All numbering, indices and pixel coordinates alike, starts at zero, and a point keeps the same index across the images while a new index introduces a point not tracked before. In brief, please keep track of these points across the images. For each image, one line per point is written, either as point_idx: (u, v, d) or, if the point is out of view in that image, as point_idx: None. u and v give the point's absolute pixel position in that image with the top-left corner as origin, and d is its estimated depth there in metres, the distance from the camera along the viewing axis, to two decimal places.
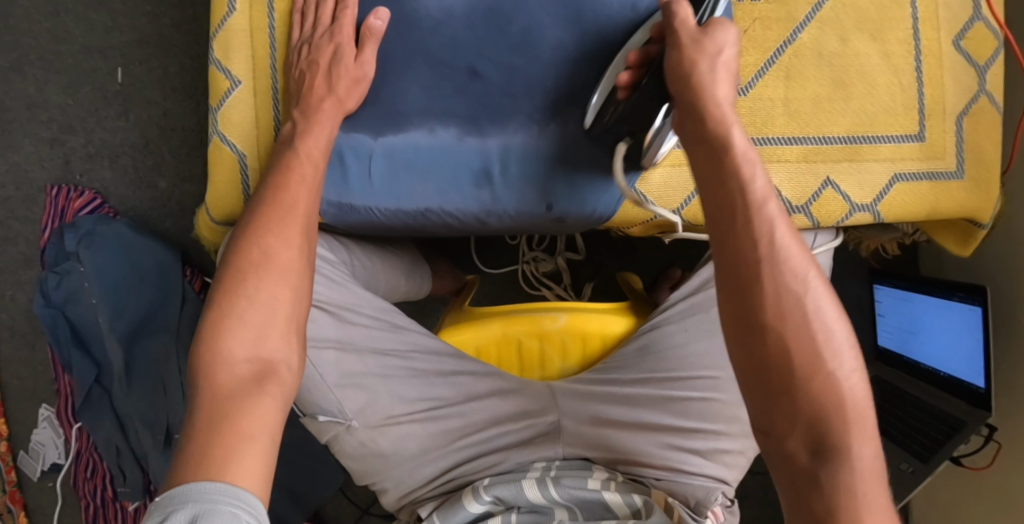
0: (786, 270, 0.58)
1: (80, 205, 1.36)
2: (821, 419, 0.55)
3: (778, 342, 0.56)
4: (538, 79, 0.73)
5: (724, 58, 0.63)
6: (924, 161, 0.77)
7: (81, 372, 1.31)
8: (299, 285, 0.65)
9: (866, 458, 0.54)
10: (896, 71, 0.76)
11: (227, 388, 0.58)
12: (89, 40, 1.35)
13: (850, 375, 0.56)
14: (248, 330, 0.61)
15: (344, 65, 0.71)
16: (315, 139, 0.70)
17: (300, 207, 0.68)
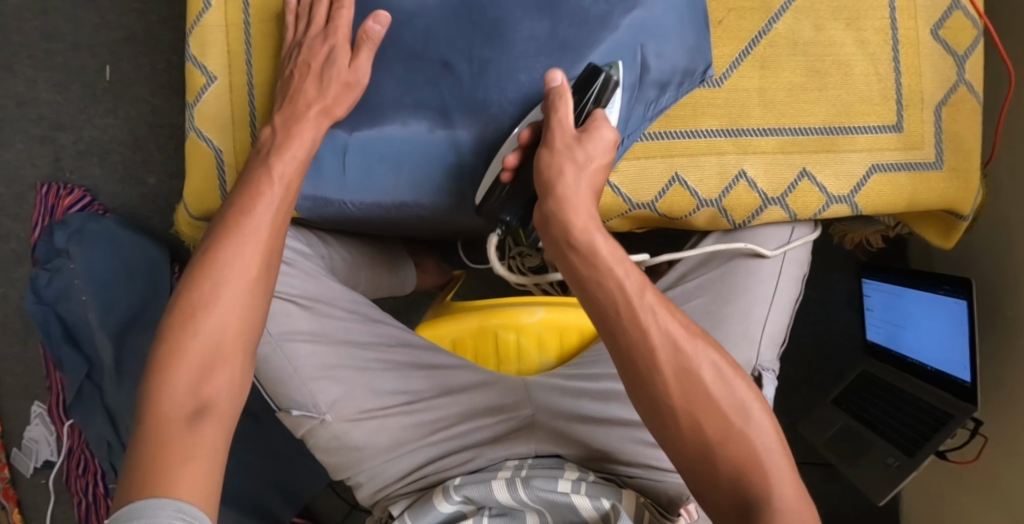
0: (678, 346, 0.58)
1: (69, 204, 1.36)
2: (741, 476, 0.55)
3: (686, 414, 0.57)
4: (509, 70, 0.72)
5: (590, 150, 0.64)
6: (903, 151, 0.76)
7: (73, 367, 1.31)
8: (254, 310, 0.63)
9: (792, 501, 0.54)
10: (872, 60, 0.75)
11: (169, 415, 0.57)
12: (78, 37, 1.36)
13: (758, 427, 0.57)
14: (199, 351, 0.59)
15: (337, 68, 0.71)
16: (292, 151, 0.69)
17: (263, 231, 0.65)
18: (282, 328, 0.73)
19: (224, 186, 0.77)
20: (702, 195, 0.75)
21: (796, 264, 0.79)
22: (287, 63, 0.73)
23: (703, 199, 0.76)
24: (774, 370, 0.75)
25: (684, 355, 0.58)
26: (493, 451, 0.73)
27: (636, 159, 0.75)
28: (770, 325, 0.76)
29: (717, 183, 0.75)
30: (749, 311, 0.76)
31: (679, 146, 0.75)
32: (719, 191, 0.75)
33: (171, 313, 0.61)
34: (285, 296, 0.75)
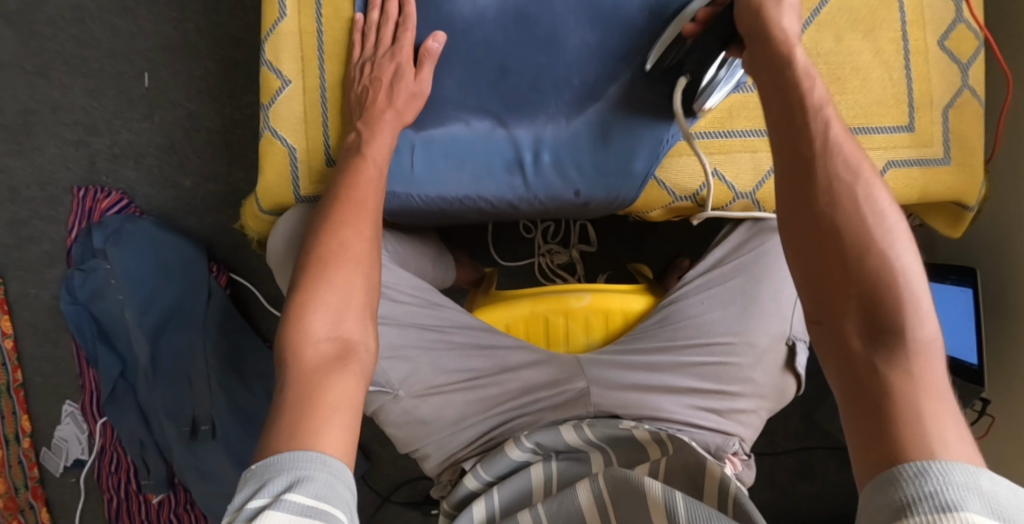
0: (839, 164, 0.61)
1: (107, 205, 1.41)
2: (877, 291, 0.57)
3: (833, 220, 0.60)
4: (564, 74, 0.80)
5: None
6: (914, 148, 0.84)
7: (107, 366, 1.36)
8: (370, 274, 0.71)
9: (921, 333, 0.55)
10: (886, 66, 0.83)
11: (313, 362, 0.64)
12: (114, 44, 1.41)
13: (907, 261, 0.58)
14: (327, 313, 0.67)
15: (404, 81, 0.78)
16: (378, 146, 0.77)
17: (368, 202, 0.75)
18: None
19: (298, 180, 0.84)
20: (738, 188, 0.84)
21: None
22: (356, 77, 0.80)
23: (739, 192, 0.84)
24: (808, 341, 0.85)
25: (843, 186, 0.61)
26: (555, 415, 0.82)
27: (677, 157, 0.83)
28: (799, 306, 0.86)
29: (752, 176, 0.83)
30: (780, 289, 0.85)
31: (715, 145, 0.83)
32: (753, 184, 0.83)
33: (299, 282, 0.69)
34: None
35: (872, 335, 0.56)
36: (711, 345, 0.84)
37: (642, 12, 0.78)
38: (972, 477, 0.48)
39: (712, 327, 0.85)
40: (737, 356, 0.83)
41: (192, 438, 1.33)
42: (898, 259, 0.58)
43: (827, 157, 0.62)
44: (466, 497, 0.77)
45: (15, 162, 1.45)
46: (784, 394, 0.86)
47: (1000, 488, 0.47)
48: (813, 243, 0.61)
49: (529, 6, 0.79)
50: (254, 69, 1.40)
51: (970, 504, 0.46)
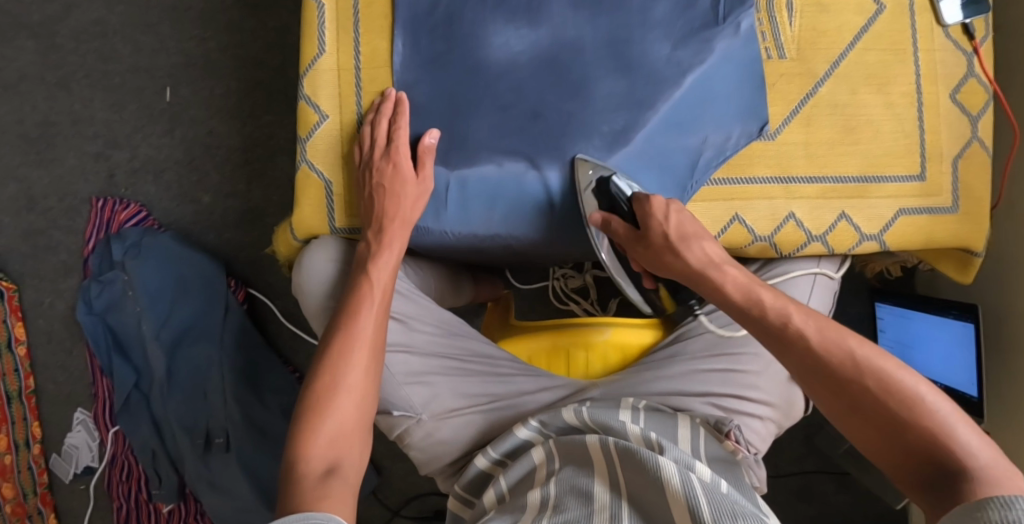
0: (836, 348, 0.69)
1: (125, 217, 1.43)
2: (932, 444, 0.63)
3: (854, 397, 0.67)
4: (594, 122, 0.84)
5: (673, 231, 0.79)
6: (923, 197, 0.87)
7: (122, 376, 1.38)
8: (365, 410, 0.76)
9: (982, 457, 0.62)
10: (899, 118, 0.86)
11: (306, 481, 0.69)
12: (137, 59, 1.44)
13: (936, 402, 0.65)
14: (324, 441, 0.72)
15: (407, 185, 0.83)
16: (384, 263, 0.82)
17: (368, 333, 0.78)
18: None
19: (332, 214, 0.88)
20: (757, 233, 0.86)
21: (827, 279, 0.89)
22: (360, 180, 0.85)
23: (758, 235, 0.86)
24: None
25: (845, 356, 0.68)
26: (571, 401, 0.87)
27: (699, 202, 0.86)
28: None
29: (770, 223, 0.86)
30: None
31: (738, 191, 0.85)
32: (771, 229, 0.86)
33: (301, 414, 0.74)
34: None
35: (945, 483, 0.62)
36: (722, 356, 0.90)
37: (671, 64, 0.84)
38: None
39: (727, 341, 0.91)
40: (749, 364, 0.89)
41: (206, 450, 1.34)
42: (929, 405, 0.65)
43: (821, 351, 0.69)
44: (477, 481, 0.82)
45: (34, 172, 1.47)
46: (794, 407, 0.91)
47: None
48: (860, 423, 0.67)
49: (562, 55, 0.84)
50: (274, 89, 1.42)
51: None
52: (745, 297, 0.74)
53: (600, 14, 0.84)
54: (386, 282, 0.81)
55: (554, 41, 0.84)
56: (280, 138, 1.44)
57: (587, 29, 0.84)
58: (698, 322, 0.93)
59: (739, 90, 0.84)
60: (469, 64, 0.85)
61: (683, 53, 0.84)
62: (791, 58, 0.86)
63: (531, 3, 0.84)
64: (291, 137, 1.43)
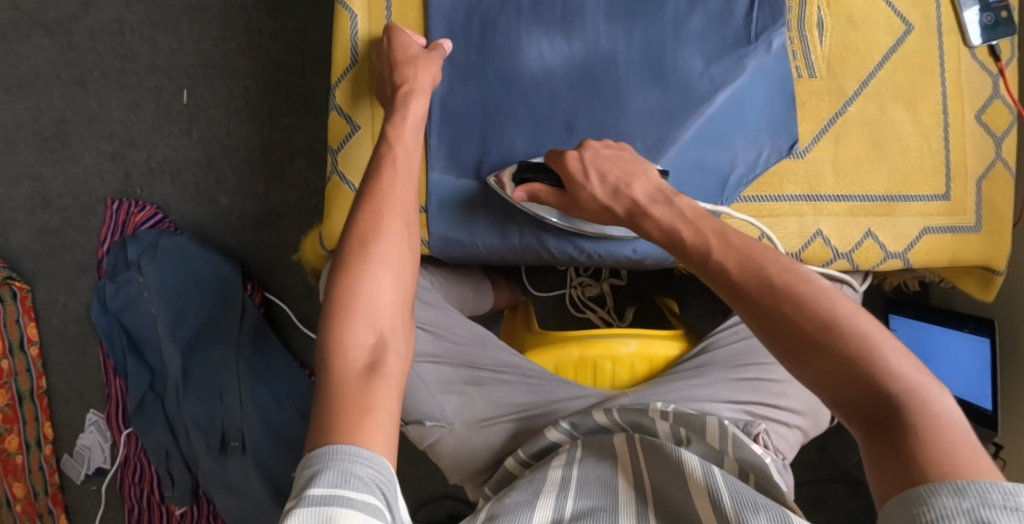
0: (755, 257, 0.64)
1: (141, 219, 1.43)
2: (862, 361, 0.57)
3: (774, 309, 0.61)
4: (628, 136, 0.85)
5: (592, 171, 0.78)
6: (948, 216, 0.89)
7: (136, 378, 1.39)
8: (401, 275, 0.74)
9: (908, 371, 0.57)
10: (926, 136, 0.88)
11: (350, 375, 0.67)
12: (155, 59, 1.44)
13: (857, 313, 0.60)
14: (361, 321, 0.70)
15: (415, 60, 0.83)
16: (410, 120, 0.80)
17: (397, 197, 0.77)
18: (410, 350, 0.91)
19: None
20: (785, 250, 0.86)
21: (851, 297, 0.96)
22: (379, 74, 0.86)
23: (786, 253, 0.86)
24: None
25: (760, 268, 0.63)
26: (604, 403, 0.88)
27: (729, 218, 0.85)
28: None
29: (798, 240, 0.86)
30: None
31: (766, 208, 0.86)
32: (800, 246, 0.86)
33: (335, 293, 0.72)
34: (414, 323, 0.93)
35: (874, 409, 0.56)
36: (750, 365, 0.93)
37: (705, 80, 0.85)
38: (1009, 496, 0.49)
39: (755, 351, 0.95)
40: (776, 372, 0.92)
41: (221, 452, 1.35)
42: (851, 317, 0.59)
43: (744, 265, 0.64)
44: (502, 480, 0.85)
45: (49, 171, 1.46)
46: (821, 417, 0.94)
47: None
48: (781, 340, 0.60)
49: (596, 69, 0.85)
50: (293, 91, 1.42)
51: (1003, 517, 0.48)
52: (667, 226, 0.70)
53: (635, 28, 0.85)
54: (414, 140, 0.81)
55: (589, 53, 0.85)
56: (298, 141, 1.44)
57: (621, 43, 0.85)
58: (725, 333, 0.97)
59: (769, 108, 0.86)
60: (503, 77, 0.86)
61: (717, 70, 0.85)
62: (821, 76, 0.87)
63: (568, 15, 0.86)
64: (309, 140, 1.43)
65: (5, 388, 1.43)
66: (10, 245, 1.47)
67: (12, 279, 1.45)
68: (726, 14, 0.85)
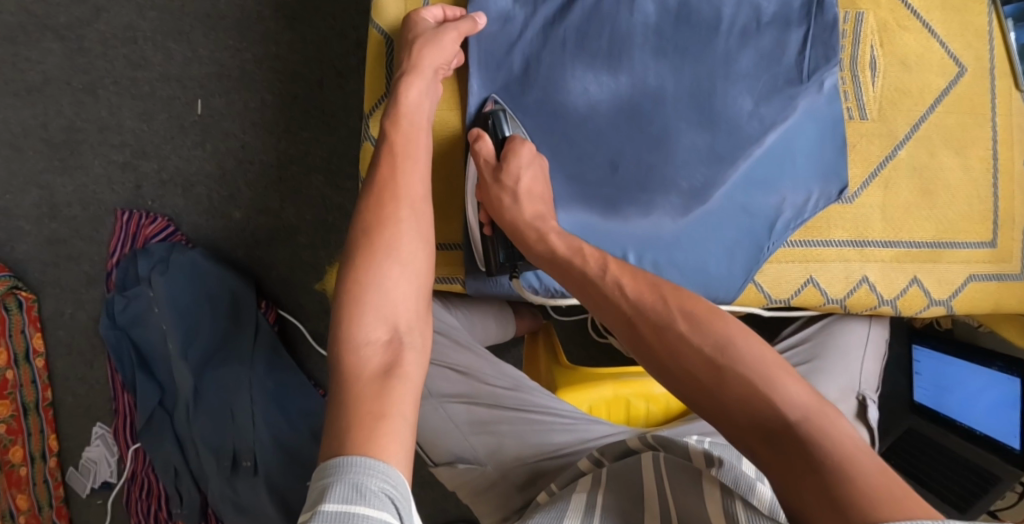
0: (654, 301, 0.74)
1: (152, 231, 1.40)
2: (755, 388, 0.66)
3: (674, 348, 0.71)
4: (671, 176, 0.86)
5: (522, 184, 0.82)
6: (994, 263, 0.92)
7: (145, 394, 1.34)
8: (418, 273, 0.77)
9: (797, 392, 0.66)
10: (975, 183, 0.91)
11: (366, 375, 0.68)
12: (168, 68, 1.40)
13: (746, 343, 0.69)
14: (378, 319, 0.73)
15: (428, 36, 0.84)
16: (413, 94, 0.83)
17: (416, 198, 0.80)
18: (443, 392, 0.93)
19: None
20: (831, 295, 0.89)
21: (880, 333, 1.02)
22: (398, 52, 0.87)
23: (831, 298, 0.89)
24: (876, 400, 0.99)
25: (663, 313, 0.73)
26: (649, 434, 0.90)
27: (776, 262, 0.88)
28: (865, 367, 1.01)
29: (843, 286, 0.89)
30: (847, 355, 1.00)
31: (813, 253, 0.88)
32: (845, 292, 0.89)
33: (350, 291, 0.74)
34: (445, 365, 0.95)
35: (774, 426, 0.64)
36: None
37: (753, 121, 0.87)
38: None
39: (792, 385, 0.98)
40: None
41: (232, 472, 1.32)
42: (742, 348, 0.69)
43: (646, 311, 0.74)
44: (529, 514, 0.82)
45: (57, 180, 1.43)
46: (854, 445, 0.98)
47: None
48: (680, 379, 0.70)
49: (643, 106, 0.87)
50: (311, 105, 1.39)
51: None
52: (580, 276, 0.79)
53: (683, 65, 0.87)
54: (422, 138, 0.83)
55: (636, 91, 0.87)
56: (315, 156, 1.41)
57: (669, 80, 0.87)
58: None
59: (819, 150, 0.87)
60: (551, 112, 0.86)
61: (766, 109, 0.87)
62: (873, 119, 0.89)
63: (614, 51, 0.87)
64: (326, 155, 1.40)
65: (10, 399, 1.39)
66: (16, 254, 1.43)
67: (17, 288, 1.41)
68: (778, 54, 0.87)
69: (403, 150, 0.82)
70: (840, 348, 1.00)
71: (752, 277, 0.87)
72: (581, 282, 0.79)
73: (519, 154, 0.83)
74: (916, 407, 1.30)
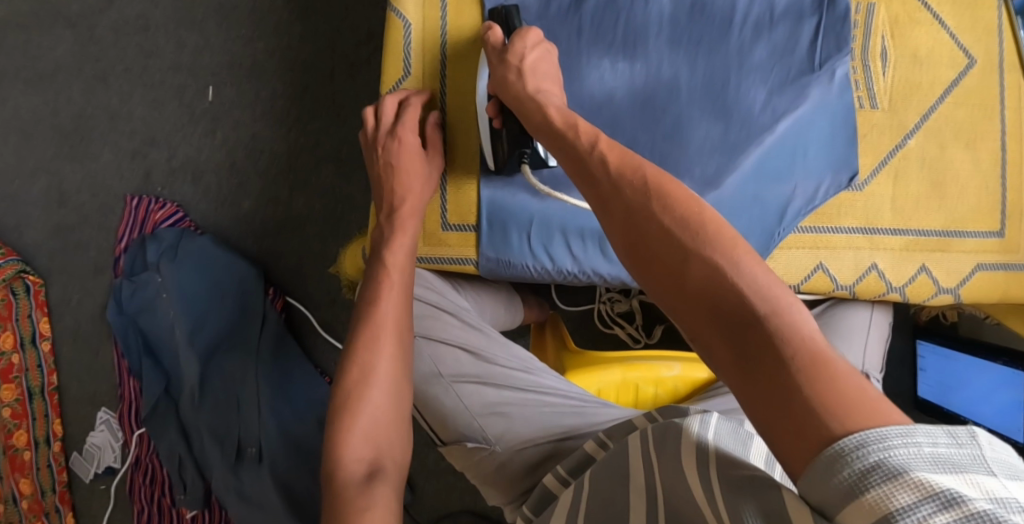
0: (627, 179, 0.67)
1: (161, 217, 1.40)
2: (720, 276, 0.58)
3: (643, 230, 0.64)
4: (685, 163, 0.87)
5: (527, 62, 0.83)
6: (1002, 254, 0.93)
7: (151, 383, 1.34)
8: (399, 386, 0.81)
9: (768, 284, 0.57)
10: (984, 176, 0.92)
11: (350, 488, 0.73)
12: (180, 57, 1.41)
13: (724, 229, 0.61)
14: (362, 439, 0.76)
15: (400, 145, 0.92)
16: (404, 228, 0.90)
17: (390, 315, 0.84)
18: (453, 370, 0.94)
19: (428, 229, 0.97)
20: (839, 281, 0.91)
21: (882, 317, 1.02)
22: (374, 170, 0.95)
23: (840, 284, 0.91)
24: (880, 379, 1.00)
25: (636, 190, 0.66)
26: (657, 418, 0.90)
27: (784, 249, 0.90)
28: (868, 348, 1.00)
29: (852, 272, 0.91)
30: (850, 339, 0.99)
31: (823, 240, 0.90)
32: (853, 279, 0.91)
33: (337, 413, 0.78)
34: (455, 344, 0.96)
35: (733, 323, 0.56)
36: None
37: (767, 111, 0.87)
38: (906, 435, 0.47)
39: None
40: None
41: (237, 460, 1.32)
42: (718, 234, 0.60)
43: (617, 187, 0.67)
44: (542, 499, 0.82)
45: (67, 166, 1.43)
46: None
47: (936, 443, 0.47)
48: (648, 262, 0.63)
49: (656, 95, 0.88)
50: (322, 95, 1.40)
51: (917, 464, 0.46)
52: (568, 145, 0.73)
53: (697, 55, 0.88)
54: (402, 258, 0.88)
55: (650, 80, 0.88)
56: (325, 145, 1.41)
57: (683, 69, 0.88)
58: None
59: (830, 140, 0.89)
60: (566, 98, 0.88)
61: (780, 99, 0.88)
62: (883, 109, 0.91)
63: (627, 41, 0.88)
64: (336, 145, 1.40)
65: (16, 383, 1.39)
66: (25, 240, 1.44)
67: (25, 272, 1.42)
68: (791, 45, 0.88)
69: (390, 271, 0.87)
70: (843, 331, 0.99)
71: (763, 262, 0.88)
72: (569, 165, 0.72)
73: (525, 39, 0.85)
74: (921, 403, 1.31)
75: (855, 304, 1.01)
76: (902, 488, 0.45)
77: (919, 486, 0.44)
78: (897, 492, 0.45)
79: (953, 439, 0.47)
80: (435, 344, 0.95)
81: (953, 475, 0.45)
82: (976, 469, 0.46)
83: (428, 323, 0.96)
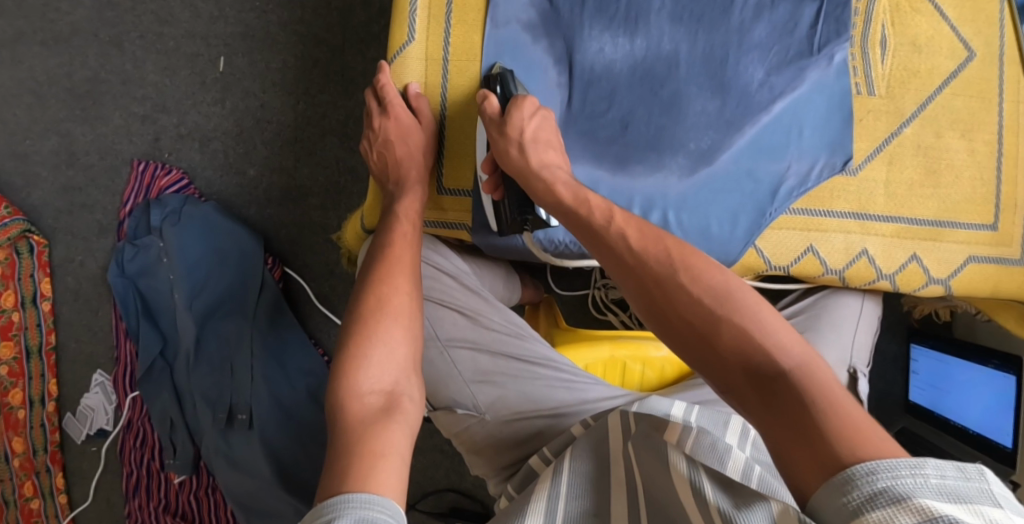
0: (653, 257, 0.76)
1: (166, 183, 1.42)
2: (748, 341, 0.68)
3: (673, 297, 0.73)
4: (682, 137, 0.93)
5: (527, 133, 0.87)
6: (994, 246, 0.97)
7: (147, 344, 1.35)
8: (413, 324, 0.82)
9: (793, 349, 0.66)
10: (978, 165, 0.97)
11: (365, 414, 0.73)
12: (194, 26, 1.43)
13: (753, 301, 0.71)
14: (374, 369, 0.77)
15: (389, 125, 0.95)
16: (406, 206, 0.91)
17: (405, 259, 0.87)
18: (450, 335, 0.95)
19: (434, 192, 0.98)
20: (829, 265, 0.95)
21: (872, 310, 1.03)
22: (372, 147, 0.99)
23: (830, 268, 0.95)
24: (865, 373, 1.02)
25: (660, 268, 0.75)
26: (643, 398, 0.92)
27: (775, 229, 0.94)
28: (857, 339, 1.02)
29: (843, 257, 0.95)
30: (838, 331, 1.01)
31: (815, 223, 0.95)
32: (843, 264, 0.95)
33: (350, 347, 0.78)
34: (453, 308, 0.96)
35: (763, 386, 0.65)
36: None
37: (764, 88, 0.93)
38: (915, 468, 0.55)
39: None
40: None
41: (227, 425, 1.33)
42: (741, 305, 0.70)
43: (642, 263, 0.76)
44: (526, 477, 0.85)
45: (77, 128, 1.45)
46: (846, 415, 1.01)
47: (944, 476, 0.54)
48: (682, 331, 0.72)
49: (658, 69, 0.93)
50: (332, 69, 1.42)
51: (923, 491, 0.53)
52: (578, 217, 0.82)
53: (698, 31, 0.93)
54: (414, 218, 0.91)
55: (650, 53, 0.93)
56: (333, 119, 1.43)
57: (684, 45, 0.93)
58: None
59: (826, 121, 0.93)
60: (572, 69, 0.94)
61: (777, 79, 0.93)
62: (880, 95, 0.95)
63: (630, 17, 0.93)
64: (343, 119, 1.42)
65: (14, 341, 1.40)
66: (31, 200, 1.45)
67: (30, 232, 1.42)
68: (791, 26, 0.93)
69: (400, 232, 0.89)
70: (831, 319, 1.01)
71: (754, 240, 0.93)
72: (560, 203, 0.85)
73: (521, 108, 0.88)
74: (914, 408, 1.30)
75: (844, 296, 1.03)
76: (907, 511, 0.52)
77: (921, 510, 0.52)
78: (900, 514, 0.52)
79: (960, 473, 0.54)
80: (434, 306, 0.95)
81: (962, 505, 0.52)
82: (981, 500, 0.53)
83: (428, 286, 0.96)
